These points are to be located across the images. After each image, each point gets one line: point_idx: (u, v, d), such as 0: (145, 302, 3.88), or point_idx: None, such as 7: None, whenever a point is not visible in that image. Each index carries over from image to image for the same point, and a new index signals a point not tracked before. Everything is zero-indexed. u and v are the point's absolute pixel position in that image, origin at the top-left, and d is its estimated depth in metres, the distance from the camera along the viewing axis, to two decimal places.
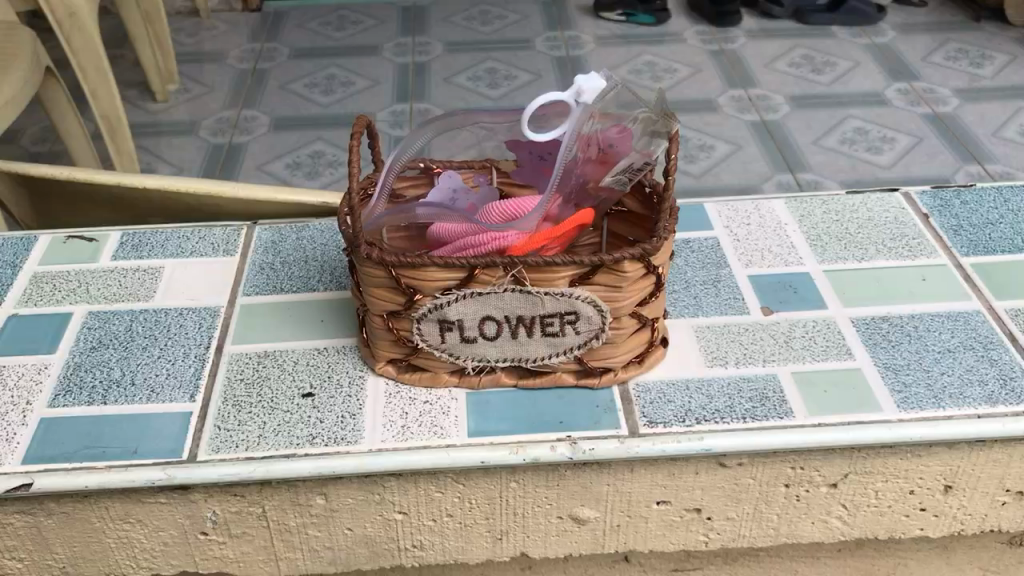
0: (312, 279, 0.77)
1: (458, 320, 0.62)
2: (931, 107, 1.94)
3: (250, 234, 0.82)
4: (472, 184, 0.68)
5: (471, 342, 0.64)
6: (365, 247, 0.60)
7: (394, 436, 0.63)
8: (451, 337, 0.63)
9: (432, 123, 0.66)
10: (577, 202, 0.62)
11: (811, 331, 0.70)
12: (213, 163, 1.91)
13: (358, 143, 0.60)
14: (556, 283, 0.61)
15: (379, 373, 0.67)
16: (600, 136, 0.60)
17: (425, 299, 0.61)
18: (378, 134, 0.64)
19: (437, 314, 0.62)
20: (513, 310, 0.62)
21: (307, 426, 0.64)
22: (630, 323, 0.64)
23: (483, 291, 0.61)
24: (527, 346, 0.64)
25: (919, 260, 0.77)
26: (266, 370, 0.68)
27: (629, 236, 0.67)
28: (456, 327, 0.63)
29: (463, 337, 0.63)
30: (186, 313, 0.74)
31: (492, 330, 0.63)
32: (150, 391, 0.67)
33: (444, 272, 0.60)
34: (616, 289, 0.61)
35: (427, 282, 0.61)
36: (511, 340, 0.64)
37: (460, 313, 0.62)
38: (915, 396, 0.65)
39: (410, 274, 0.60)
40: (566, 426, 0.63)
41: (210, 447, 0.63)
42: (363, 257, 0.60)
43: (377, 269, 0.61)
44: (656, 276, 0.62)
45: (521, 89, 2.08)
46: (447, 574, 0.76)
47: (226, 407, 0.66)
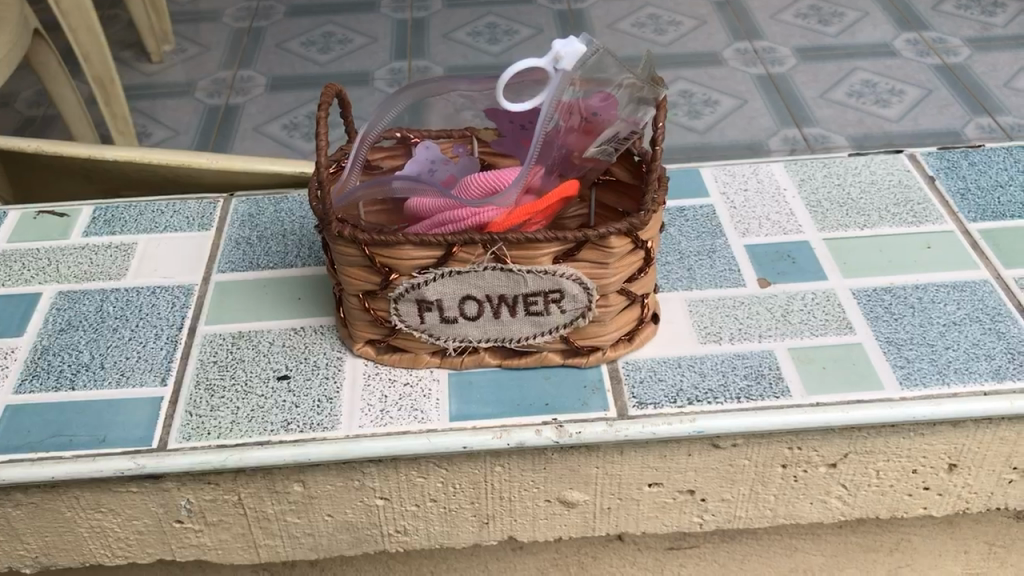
0: (289, 254, 0.74)
1: (437, 300, 0.59)
2: (942, 58, 1.89)
3: (226, 207, 0.79)
4: (451, 155, 0.64)
5: (452, 322, 0.61)
6: (337, 224, 0.57)
7: (373, 421, 0.60)
8: (430, 317, 0.61)
9: (407, 91, 0.63)
10: (561, 172, 0.59)
11: (811, 304, 0.67)
12: (206, 126, 1.87)
13: (326, 114, 0.56)
14: (539, 260, 0.58)
15: (357, 354, 0.64)
16: (583, 104, 0.57)
17: (401, 278, 0.59)
18: (351, 103, 0.61)
19: (415, 294, 0.59)
20: (495, 289, 0.59)
21: (282, 411, 0.61)
22: (618, 300, 0.61)
23: (462, 269, 0.58)
24: (510, 326, 0.61)
25: (925, 227, 0.73)
26: (241, 352, 0.65)
27: (618, 207, 0.64)
28: (435, 307, 0.60)
29: (443, 317, 0.60)
30: (159, 291, 0.71)
31: (473, 310, 0.60)
32: (120, 375, 0.65)
33: (420, 251, 0.57)
34: (602, 265, 0.58)
35: (403, 261, 0.58)
36: (493, 320, 0.61)
37: (439, 293, 0.59)
38: (918, 372, 0.62)
39: (385, 252, 0.57)
40: (551, 408, 0.61)
41: (182, 435, 0.60)
42: (334, 235, 0.57)
43: (350, 247, 0.58)
44: (645, 251, 0.59)
45: (521, 45, 2.03)
46: (435, 556, 0.73)
47: (199, 392, 0.63)
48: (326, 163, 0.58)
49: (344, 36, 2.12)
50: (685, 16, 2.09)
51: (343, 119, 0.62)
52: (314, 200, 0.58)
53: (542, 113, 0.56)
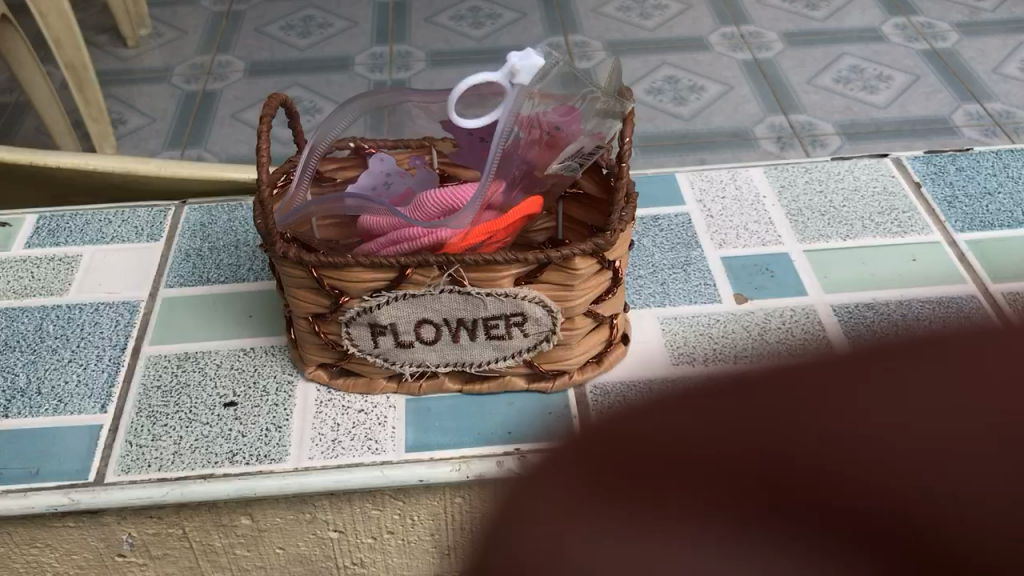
0: (242, 267, 0.70)
1: (391, 324, 0.56)
2: (931, 43, 1.84)
3: (178, 215, 0.75)
4: (407, 167, 0.61)
5: (407, 346, 0.57)
6: (282, 245, 0.53)
7: (323, 452, 0.57)
8: (385, 342, 0.57)
9: (359, 99, 0.59)
10: (522, 188, 0.56)
11: (789, 322, 0.63)
12: (183, 113, 1.78)
13: (268, 127, 0.52)
14: (500, 282, 0.54)
15: (310, 379, 0.60)
16: (543, 119, 0.53)
17: (352, 301, 0.55)
18: (298, 112, 0.57)
19: (367, 318, 0.55)
20: (452, 312, 0.55)
21: (227, 442, 0.58)
22: (583, 322, 0.58)
23: (417, 292, 0.54)
24: (470, 350, 0.58)
25: (909, 238, 0.70)
26: (187, 376, 0.62)
27: (585, 222, 0.61)
28: (389, 331, 0.56)
29: (398, 341, 0.57)
30: (102, 308, 0.67)
31: (429, 334, 0.57)
32: (57, 401, 0.61)
33: (371, 273, 0.53)
34: (567, 288, 0.55)
35: (354, 283, 0.54)
36: (452, 344, 0.57)
37: (393, 317, 0.55)
38: None
39: (334, 275, 0.54)
40: (514, 437, 0.57)
41: (120, 467, 0.57)
42: (280, 256, 0.53)
43: (296, 268, 0.54)
44: (612, 272, 0.56)
45: (506, 30, 1.93)
46: None
47: (140, 420, 0.59)
48: (270, 179, 0.54)
49: (323, 18, 2.01)
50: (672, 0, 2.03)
51: (290, 129, 0.59)
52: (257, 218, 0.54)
53: (500, 128, 0.52)
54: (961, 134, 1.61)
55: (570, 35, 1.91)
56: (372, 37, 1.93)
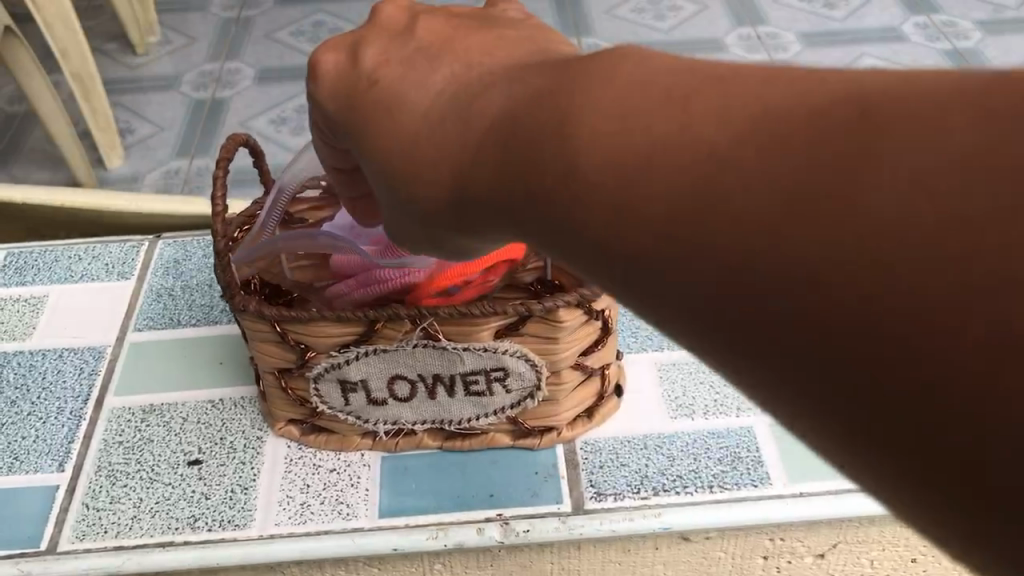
0: (214, 309, 0.66)
1: (361, 380, 0.52)
2: (952, 43, 1.73)
3: (151, 250, 0.71)
4: None
5: (381, 403, 0.54)
6: (241, 297, 0.49)
7: (291, 518, 0.52)
8: (356, 399, 0.53)
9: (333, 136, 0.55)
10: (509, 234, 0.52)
11: None
12: (192, 122, 1.74)
13: (225, 174, 0.49)
14: (478, 336, 0.50)
15: (278, 434, 0.57)
16: None
17: (319, 355, 0.51)
18: (264, 152, 0.53)
19: (335, 374, 0.52)
20: (427, 368, 0.51)
21: (189, 505, 0.54)
22: (572, 376, 0.53)
23: (387, 347, 0.50)
24: (449, 407, 0.54)
25: None
26: (150, 431, 0.58)
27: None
28: (360, 387, 0.53)
29: (370, 398, 0.53)
30: (66, 355, 0.63)
31: (404, 390, 0.53)
32: (14, 460, 0.57)
33: (338, 327, 0.50)
34: (551, 341, 0.50)
35: (320, 338, 0.50)
36: (429, 401, 0.53)
37: (362, 373, 0.52)
38: None
39: (298, 329, 0.50)
40: (496, 501, 0.53)
41: (74, 534, 0.53)
42: (239, 310, 0.50)
43: (259, 322, 0.50)
44: (601, 321, 0.52)
45: None
46: None
47: (99, 480, 0.55)
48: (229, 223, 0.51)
49: (333, 24, 1.96)
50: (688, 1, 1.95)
51: (257, 169, 0.55)
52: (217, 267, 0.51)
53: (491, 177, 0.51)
54: None
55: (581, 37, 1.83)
56: None
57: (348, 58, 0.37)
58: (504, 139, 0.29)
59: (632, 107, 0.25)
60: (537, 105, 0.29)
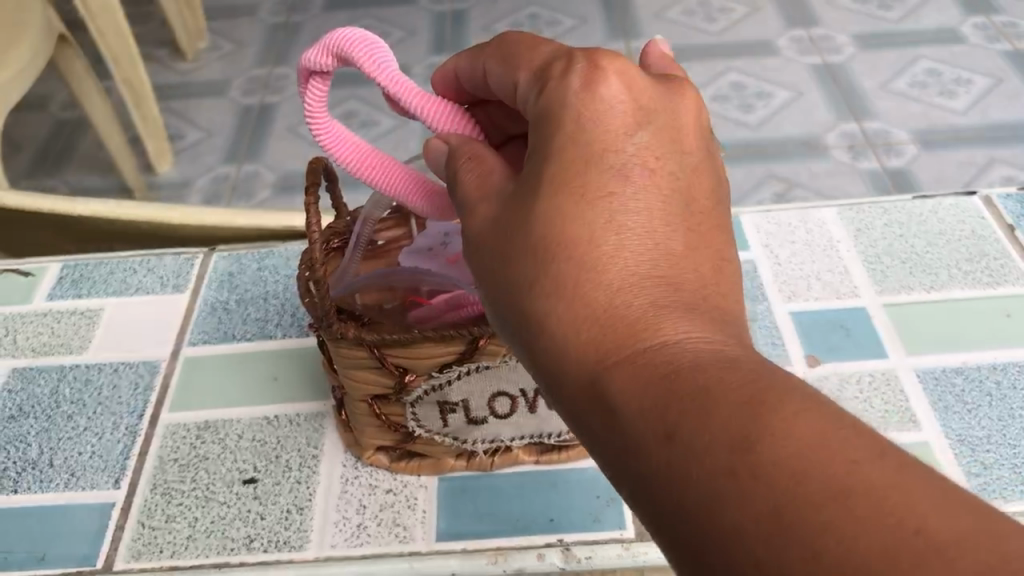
0: (269, 323, 0.65)
1: (462, 400, 0.51)
2: (1014, 44, 1.69)
3: (206, 263, 0.71)
4: None
5: (480, 423, 0.52)
6: (338, 323, 0.48)
7: (347, 540, 0.51)
8: (455, 420, 0.52)
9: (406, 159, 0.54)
10: None
11: (867, 391, 0.57)
12: (241, 128, 1.74)
13: (316, 201, 0.47)
14: None
15: (368, 463, 0.55)
16: None
17: (418, 379, 0.50)
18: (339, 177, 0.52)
19: (436, 396, 0.50)
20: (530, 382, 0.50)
21: (245, 525, 0.53)
22: None
23: (492, 363, 0.49)
24: (548, 421, 0.52)
25: (999, 290, 0.62)
26: (205, 448, 0.57)
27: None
28: (460, 408, 0.51)
29: (470, 418, 0.52)
30: (122, 369, 0.63)
31: (504, 407, 0.52)
32: (69, 476, 0.57)
33: (441, 348, 0.48)
34: None
35: (420, 361, 0.49)
36: (528, 416, 0.52)
37: (464, 393, 0.50)
38: (995, 483, 0.51)
39: (398, 354, 0.48)
40: (556, 526, 0.52)
41: (130, 553, 0.52)
42: (337, 338, 0.48)
43: (355, 350, 0.49)
44: None
45: (564, 37, 1.85)
46: None
47: (153, 499, 0.55)
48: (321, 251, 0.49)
49: (380, 30, 1.95)
50: (738, 3, 1.92)
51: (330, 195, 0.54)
52: (306, 298, 0.49)
53: None
54: None
55: (630, 41, 1.81)
56: (427, 47, 1.87)
57: (592, 82, 0.33)
58: (661, 334, 0.29)
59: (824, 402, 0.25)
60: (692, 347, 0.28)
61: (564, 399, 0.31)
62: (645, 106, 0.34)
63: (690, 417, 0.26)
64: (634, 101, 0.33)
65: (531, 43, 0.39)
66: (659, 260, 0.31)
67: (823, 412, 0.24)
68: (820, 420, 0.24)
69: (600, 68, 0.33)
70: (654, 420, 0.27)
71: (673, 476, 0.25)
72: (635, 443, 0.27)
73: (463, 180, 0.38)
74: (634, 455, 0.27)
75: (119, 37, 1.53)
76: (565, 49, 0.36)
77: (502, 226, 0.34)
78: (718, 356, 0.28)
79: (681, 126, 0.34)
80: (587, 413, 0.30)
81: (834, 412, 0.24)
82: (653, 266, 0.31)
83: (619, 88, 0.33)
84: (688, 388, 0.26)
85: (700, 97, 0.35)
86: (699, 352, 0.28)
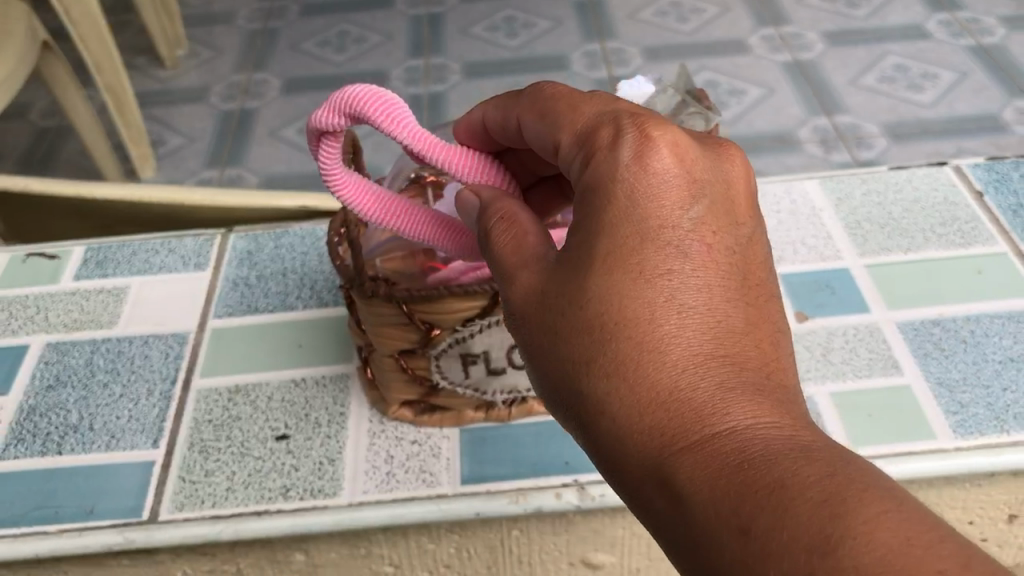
0: (290, 295, 0.69)
1: (483, 352, 0.55)
2: (977, 39, 1.76)
3: (224, 243, 0.74)
4: None
5: (499, 373, 0.56)
6: (370, 282, 0.52)
7: (377, 486, 0.55)
8: (476, 371, 0.56)
9: None
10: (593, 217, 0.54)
11: (853, 341, 0.62)
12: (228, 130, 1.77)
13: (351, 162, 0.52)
14: None
15: (393, 417, 0.59)
16: None
17: (443, 333, 0.54)
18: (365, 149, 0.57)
19: (459, 348, 0.54)
20: None
21: (281, 476, 0.57)
22: None
23: None
24: None
25: (972, 250, 0.67)
26: (238, 409, 0.61)
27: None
28: (481, 360, 0.55)
29: (490, 369, 0.56)
30: (152, 341, 0.66)
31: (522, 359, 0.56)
32: (110, 438, 0.60)
33: (465, 302, 0.52)
34: None
35: (446, 315, 0.53)
36: None
37: (485, 344, 0.54)
38: (972, 419, 0.56)
39: (425, 308, 0.52)
40: (571, 468, 0.56)
41: (174, 505, 0.56)
42: (368, 296, 0.52)
43: (384, 307, 0.53)
44: None
45: (542, 38, 1.90)
46: None
47: (192, 456, 0.58)
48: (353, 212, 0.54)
49: (360, 35, 1.99)
50: (710, 3, 1.97)
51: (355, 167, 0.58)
52: (338, 260, 0.53)
53: None
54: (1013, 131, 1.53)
55: (606, 41, 1.86)
56: (407, 49, 1.91)
57: (643, 156, 0.40)
58: (728, 419, 0.35)
59: (880, 489, 0.31)
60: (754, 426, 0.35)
61: (632, 476, 0.37)
62: (689, 177, 0.40)
63: (762, 509, 0.32)
64: (684, 177, 0.40)
65: (568, 102, 0.44)
66: (713, 336, 0.38)
67: (895, 510, 0.30)
68: (893, 522, 0.29)
69: (650, 144, 0.40)
70: (731, 508, 0.32)
71: (752, 562, 0.31)
72: (705, 523, 0.33)
73: (497, 236, 0.44)
74: (707, 538, 0.33)
75: (101, 44, 1.55)
76: (607, 113, 0.42)
77: (551, 297, 0.40)
78: (779, 437, 0.34)
79: (725, 202, 0.40)
80: (654, 489, 0.36)
81: (907, 510, 0.30)
82: (708, 346, 0.37)
83: (667, 159, 0.40)
84: (755, 475, 0.33)
85: (744, 164, 0.42)
86: (762, 436, 0.34)
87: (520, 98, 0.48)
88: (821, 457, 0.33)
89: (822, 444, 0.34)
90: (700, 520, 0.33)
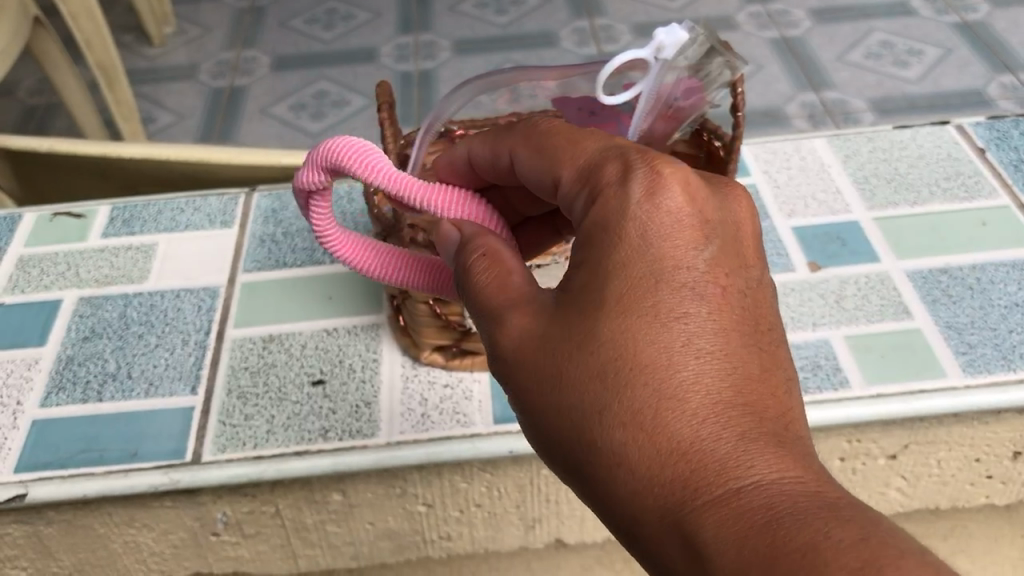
0: (317, 251, 0.71)
1: None
2: (962, 15, 1.78)
3: (248, 202, 0.76)
4: None
5: None
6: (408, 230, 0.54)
7: (413, 426, 0.58)
8: None
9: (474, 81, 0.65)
10: None
11: (864, 289, 0.64)
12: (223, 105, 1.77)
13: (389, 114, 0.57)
14: None
15: (425, 363, 0.61)
16: (668, 92, 0.56)
17: None
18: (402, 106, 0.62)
19: None
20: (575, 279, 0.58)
21: (319, 419, 0.59)
22: None
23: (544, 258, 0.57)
24: None
25: (976, 203, 0.70)
26: (273, 357, 0.63)
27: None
28: None
29: None
30: (184, 295, 0.68)
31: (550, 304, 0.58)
32: (148, 385, 0.62)
33: None
34: None
35: None
36: None
37: None
38: (981, 358, 0.59)
39: None
40: None
41: (216, 447, 0.58)
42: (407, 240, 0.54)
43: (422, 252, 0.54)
44: None
45: (533, 13, 1.91)
46: None
47: (231, 401, 0.60)
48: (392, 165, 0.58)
49: (347, 11, 1.98)
50: None
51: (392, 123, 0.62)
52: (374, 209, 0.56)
53: (640, 103, 0.56)
54: (997, 106, 1.56)
55: (594, 19, 1.87)
56: (400, 24, 1.91)
57: (655, 194, 0.40)
58: (749, 470, 0.35)
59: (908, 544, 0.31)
60: (774, 477, 0.35)
61: (655, 531, 0.36)
62: (699, 214, 0.41)
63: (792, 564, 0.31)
64: (695, 216, 0.40)
65: (566, 137, 0.45)
66: (732, 382, 0.37)
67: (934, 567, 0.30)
68: None
69: (662, 181, 0.40)
70: (767, 551, 0.32)
71: None
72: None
73: (479, 275, 0.43)
74: None
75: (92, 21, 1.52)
76: (611, 148, 0.43)
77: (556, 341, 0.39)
78: (804, 493, 0.34)
79: (736, 244, 0.41)
80: (676, 543, 0.36)
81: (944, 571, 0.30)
82: (730, 396, 0.37)
83: (679, 198, 0.40)
84: (783, 525, 0.33)
85: (751, 206, 0.43)
86: (788, 491, 0.34)
87: (513, 131, 0.48)
88: (849, 518, 0.33)
89: (848, 499, 0.34)
90: (730, 571, 0.33)
